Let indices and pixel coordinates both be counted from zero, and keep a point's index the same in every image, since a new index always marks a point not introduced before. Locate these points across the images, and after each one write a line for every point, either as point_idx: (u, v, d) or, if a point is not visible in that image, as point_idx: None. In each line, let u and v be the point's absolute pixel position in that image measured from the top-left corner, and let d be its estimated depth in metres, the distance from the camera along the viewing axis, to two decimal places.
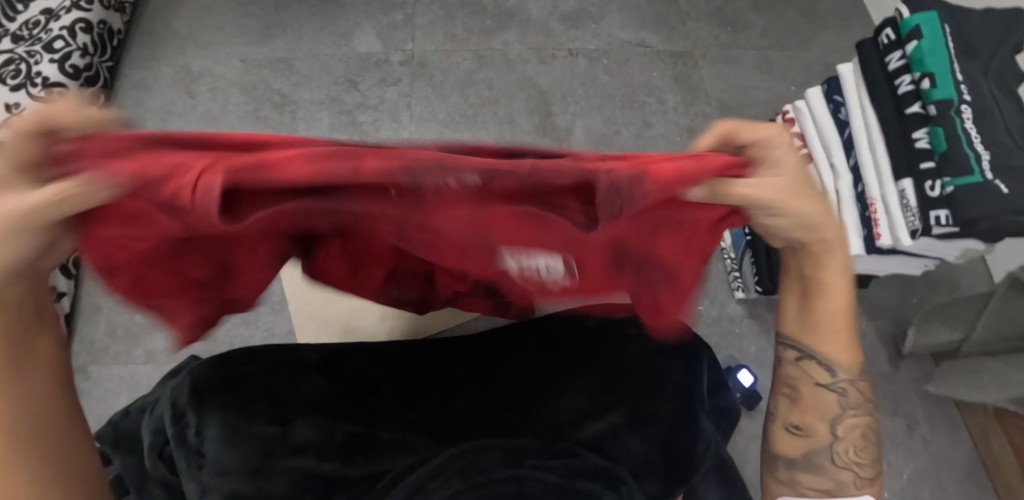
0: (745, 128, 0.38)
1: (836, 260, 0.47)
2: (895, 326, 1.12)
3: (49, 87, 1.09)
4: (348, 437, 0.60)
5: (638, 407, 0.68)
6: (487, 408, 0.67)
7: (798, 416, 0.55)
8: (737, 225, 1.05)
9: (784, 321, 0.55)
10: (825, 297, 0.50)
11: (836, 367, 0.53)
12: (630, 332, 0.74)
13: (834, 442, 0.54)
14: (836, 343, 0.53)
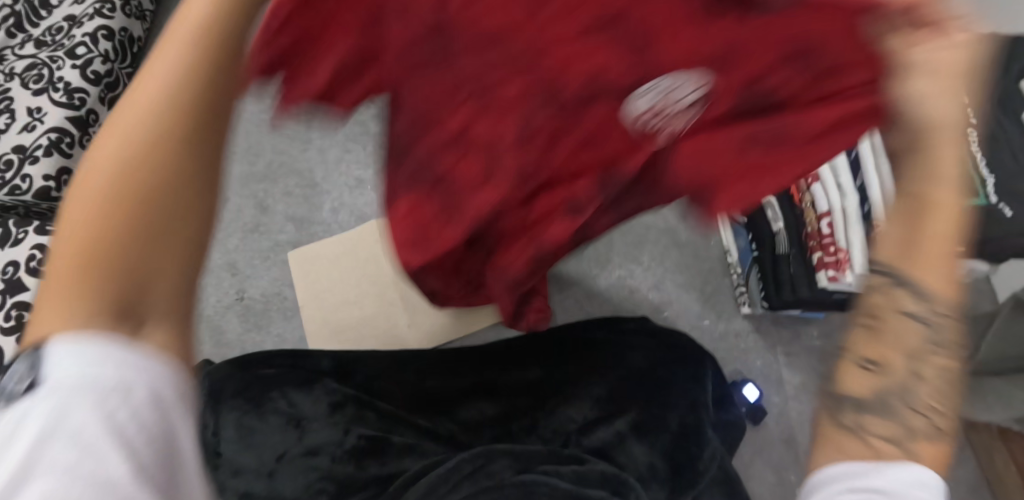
0: (932, 45, 0.33)
1: (955, 152, 0.36)
2: None
3: (70, 92, 1.11)
4: (367, 438, 0.71)
5: (641, 415, 0.78)
6: (496, 413, 0.82)
7: (866, 347, 0.42)
8: (744, 241, 1.06)
9: (879, 243, 0.41)
10: (942, 183, 0.36)
11: (929, 295, 0.39)
12: (632, 350, 0.87)
13: (914, 385, 0.41)
14: (943, 268, 0.38)
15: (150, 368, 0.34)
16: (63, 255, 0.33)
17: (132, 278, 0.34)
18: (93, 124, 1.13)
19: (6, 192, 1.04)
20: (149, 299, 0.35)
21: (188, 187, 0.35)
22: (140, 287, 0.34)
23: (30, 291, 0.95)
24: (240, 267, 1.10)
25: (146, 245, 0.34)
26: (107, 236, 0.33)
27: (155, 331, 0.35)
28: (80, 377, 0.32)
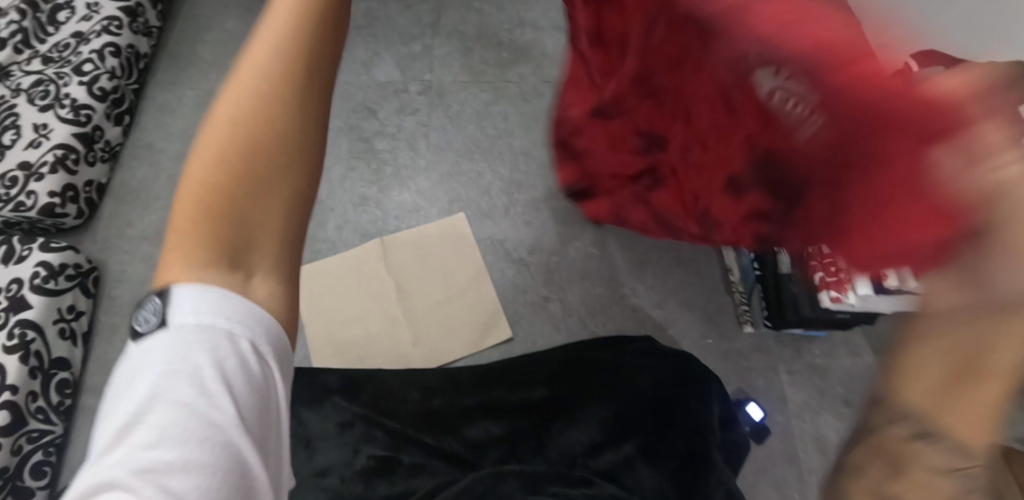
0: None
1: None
2: None
3: (77, 108, 1.11)
4: (369, 462, 0.74)
5: (648, 441, 0.78)
6: (502, 433, 0.82)
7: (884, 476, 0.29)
8: (746, 260, 1.06)
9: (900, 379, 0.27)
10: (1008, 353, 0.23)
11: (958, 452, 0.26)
12: (642, 369, 0.85)
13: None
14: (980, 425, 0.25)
15: (251, 304, 0.41)
16: (188, 199, 0.40)
17: (244, 224, 0.41)
18: (98, 140, 1.14)
19: (12, 209, 1.05)
20: (255, 246, 0.42)
21: (297, 125, 0.42)
22: (247, 236, 0.41)
23: (34, 308, 0.96)
24: None
25: (256, 198, 0.41)
26: (227, 187, 0.40)
27: (260, 280, 0.42)
28: (199, 315, 0.39)
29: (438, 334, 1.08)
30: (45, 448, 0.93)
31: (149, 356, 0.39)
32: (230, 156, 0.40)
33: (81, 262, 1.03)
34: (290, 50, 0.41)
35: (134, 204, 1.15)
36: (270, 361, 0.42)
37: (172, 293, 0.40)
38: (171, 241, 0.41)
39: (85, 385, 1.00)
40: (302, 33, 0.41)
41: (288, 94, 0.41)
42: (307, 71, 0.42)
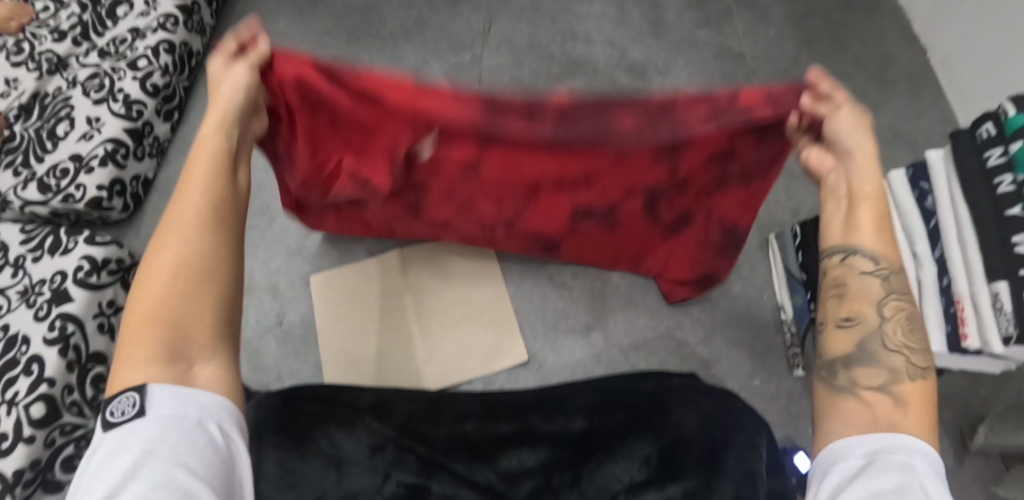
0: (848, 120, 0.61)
1: (870, 212, 0.59)
2: (961, 419, 1.06)
3: (129, 103, 1.11)
4: (388, 460, 0.80)
5: (667, 455, 0.81)
6: (534, 464, 0.83)
7: (847, 309, 0.59)
8: (802, 299, 1.02)
9: (830, 235, 0.62)
10: (858, 212, 0.60)
11: (877, 259, 0.59)
12: (680, 403, 0.86)
13: (890, 274, 0.59)
14: (877, 243, 0.59)
15: (200, 386, 0.49)
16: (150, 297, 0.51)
17: (179, 322, 0.50)
18: (148, 135, 1.14)
19: (59, 200, 1.05)
20: (197, 344, 0.50)
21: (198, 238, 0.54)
22: (184, 320, 0.50)
23: (75, 302, 0.95)
24: (281, 290, 1.08)
25: (191, 298, 0.51)
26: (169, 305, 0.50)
27: (201, 368, 0.50)
28: (172, 406, 0.46)
29: (438, 372, 1.04)
30: (77, 442, 0.92)
31: (128, 443, 0.45)
32: (154, 323, 0.49)
33: (124, 257, 1.02)
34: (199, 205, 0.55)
35: None
36: (232, 433, 0.48)
37: (146, 389, 0.47)
38: (122, 340, 0.49)
39: None
40: (195, 216, 0.55)
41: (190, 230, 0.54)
42: (198, 246, 0.53)
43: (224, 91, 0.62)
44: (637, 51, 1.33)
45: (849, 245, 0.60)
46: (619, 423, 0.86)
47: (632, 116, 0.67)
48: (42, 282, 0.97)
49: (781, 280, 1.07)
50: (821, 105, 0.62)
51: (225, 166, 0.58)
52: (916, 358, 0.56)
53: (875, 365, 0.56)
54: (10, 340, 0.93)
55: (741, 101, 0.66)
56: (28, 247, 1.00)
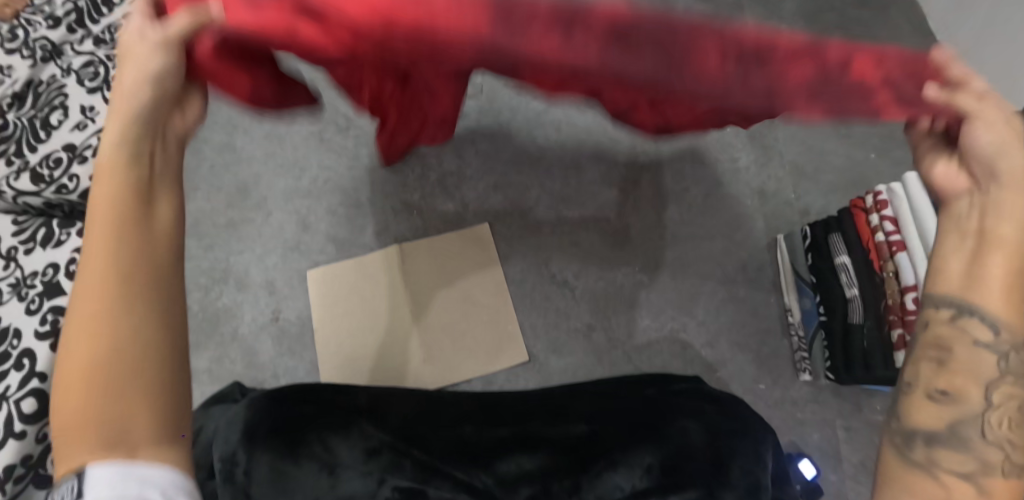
0: (991, 127, 0.50)
1: (1011, 264, 0.47)
2: None
3: None
4: (386, 463, 0.77)
5: (673, 467, 0.79)
6: (533, 470, 0.82)
7: (944, 381, 0.48)
8: (811, 303, 1.01)
9: (942, 281, 0.50)
10: (994, 264, 0.47)
11: (1001, 328, 0.47)
12: (681, 413, 0.85)
13: (1010, 350, 0.48)
14: (1005, 302, 0.47)
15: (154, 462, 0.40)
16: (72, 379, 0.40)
17: (114, 405, 0.40)
18: None
19: (53, 191, 1.03)
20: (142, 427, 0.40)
21: (123, 298, 0.42)
22: (122, 393, 0.40)
23: (68, 295, 0.94)
24: (277, 286, 1.05)
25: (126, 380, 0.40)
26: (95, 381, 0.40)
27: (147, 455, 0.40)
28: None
29: (438, 372, 1.02)
30: None
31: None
32: (79, 409, 0.40)
33: None
34: (115, 266, 0.43)
35: None
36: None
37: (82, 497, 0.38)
38: (59, 427, 0.41)
39: None
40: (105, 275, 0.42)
41: (107, 289, 0.42)
42: (117, 303, 0.41)
43: (145, 68, 0.49)
44: None
45: (969, 297, 0.49)
46: (619, 430, 0.84)
47: (717, 57, 0.54)
48: (33, 275, 0.95)
49: (787, 285, 1.06)
50: (961, 94, 0.52)
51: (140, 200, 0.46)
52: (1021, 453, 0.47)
53: (965, 455, 0.47)
54: (0, 334, 0.90)
55: (874, 97, 0.56)
56: (21, 238, 0.98)
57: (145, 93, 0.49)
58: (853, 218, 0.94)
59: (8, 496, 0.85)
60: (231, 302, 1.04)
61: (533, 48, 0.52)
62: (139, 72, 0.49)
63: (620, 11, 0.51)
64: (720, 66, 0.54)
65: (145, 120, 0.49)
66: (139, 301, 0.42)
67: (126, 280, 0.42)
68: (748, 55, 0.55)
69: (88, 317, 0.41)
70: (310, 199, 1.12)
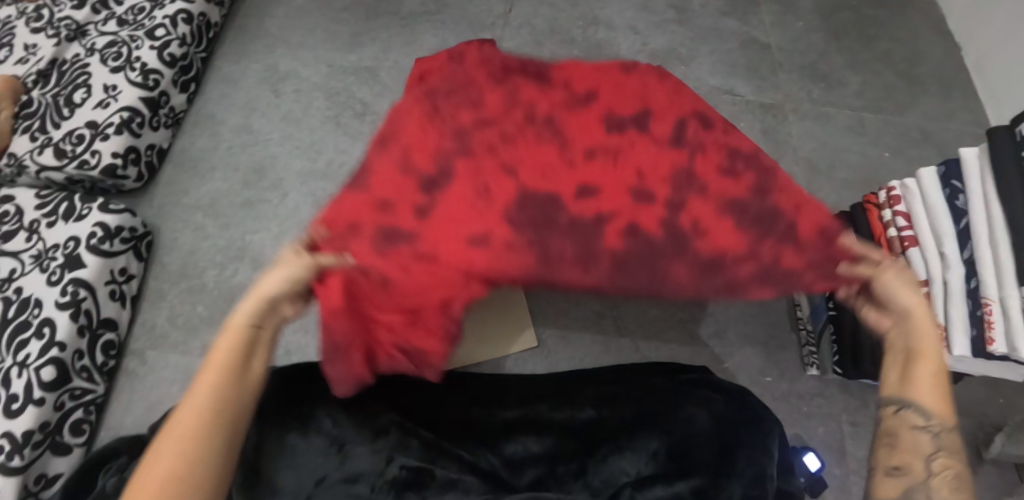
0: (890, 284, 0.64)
1: (930, 370, 0.60)
2: (977, 427, 1.04)
3: (147, 72, 1.10)
4: (393, 443, 0.79)
5: (679, 454, 0.79)
6: (539, 453, 0.83)
7: (895, 456, 0.59)
8: (820, 297, 1.01)
9: (884, 385, 0.62)
10: (920, 369, 0.60)
11: (931, 415, 0.58)
12: (690, 401, 0.85)
13: (942, 430, 0.58)
14: (928, 393, 0.59)
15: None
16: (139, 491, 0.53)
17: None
18: (163, 106, 1.13)
19: (75, 166, 1.05)
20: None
21: (203, 435, 0.56)
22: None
23: (87, 268, 0.95)
24: None
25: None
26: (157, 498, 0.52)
27: None
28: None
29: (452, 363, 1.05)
30: (85, 406, 0.93)
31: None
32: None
33: (137, 226, 1.02)
34: (208, 411, 0.57)
35: (193, 172, 1.14)
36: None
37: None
38: None
39: (129, 349, 1.00)
40: (191, 433, 0.56)
41: (197, 425, 0.56)
42: (191, 475, 0.55)
43: (266, 291, 0.63)
44: (660, 38, 1.30)
45: (902, 395, 0.60)
46: (627, 416, 0.85)
47: (686, 271, 0.67)
48: (55, 248, 0.97)
49: None
50: (861, 264, 0.66)
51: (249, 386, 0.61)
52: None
53: None
54: (24, 303, 0.93)
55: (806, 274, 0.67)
56: (43, 211, 1.00)
57: (268, 293, 0.63)
58: (865, 214, 0.93)
59: (24, 462, 0.85)
60: (245, 280, 1.05)
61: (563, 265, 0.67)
62: (268, 285, 0.64)
63: (623, 246, 0.68)
64: (687, 274, 0.67)
65: (259, 315, 0.63)
66: (216, 442, 0.57)
67: (208, 429, 0.56)
68: (705, 264, 0.67)
69: (174, 448, 0.55)
70: (325, 181, 1.13)
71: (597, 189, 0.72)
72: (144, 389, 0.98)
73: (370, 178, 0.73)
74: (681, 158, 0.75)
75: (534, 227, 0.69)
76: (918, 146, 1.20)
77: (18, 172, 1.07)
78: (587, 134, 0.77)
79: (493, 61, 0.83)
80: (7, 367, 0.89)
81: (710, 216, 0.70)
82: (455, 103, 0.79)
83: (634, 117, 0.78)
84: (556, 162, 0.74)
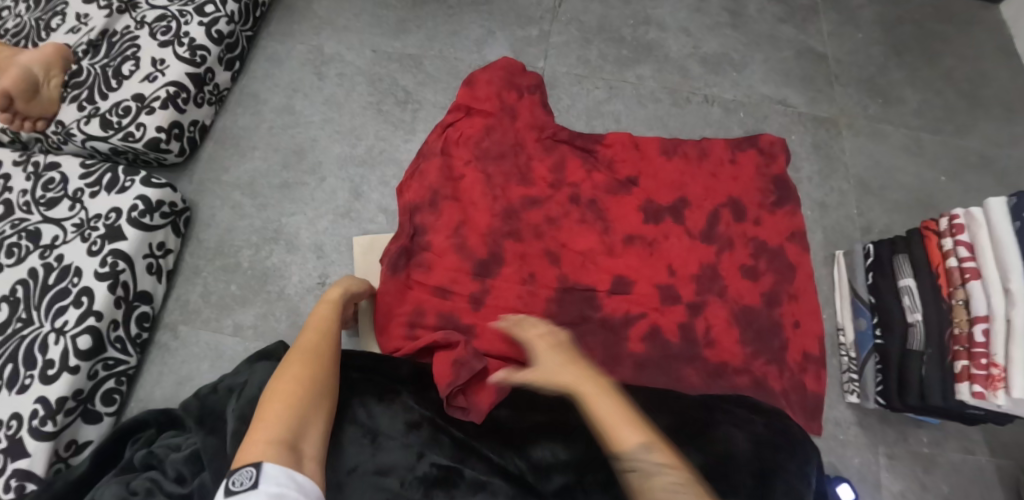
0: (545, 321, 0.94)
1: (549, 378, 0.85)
2: (1017, 467, 1.02)
3: (194, 48, 1.10)
4: (424, 437, 0.82)
5: (715, 467, 0.83)
6: (568, 458, 0.82)
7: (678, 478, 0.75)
8: (866, 324, 1.03)
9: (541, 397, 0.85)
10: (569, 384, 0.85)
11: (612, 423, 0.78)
12: (728, 424, 0.88)
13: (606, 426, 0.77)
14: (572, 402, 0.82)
15: (309, 470, 0.65)
16: (269, 418, 0.68)
17: (297, 429, 0.68)
18: (208, 82, 1.13)
19: (120, 137, 1.05)
20: (305, 448, 0.68)
21: (310, 377, 0.74)
22: (299, 432, 0.68)
23: (128, 240, 0.96)
24: (326, 251, 1.07)
25: (303, 418, 0.70)
26: (282, 418, 0.69)
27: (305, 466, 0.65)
28: (279, 484, 0.60)
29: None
30: (117, 376, 0.95)
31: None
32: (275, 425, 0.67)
33: (176, 201, 1.02)
34: (309, 363, 0.76)
35: (233, 150, 1.14)
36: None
37: (262, 466, 0.61)
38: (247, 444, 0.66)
39: (163, 322, 1.01)
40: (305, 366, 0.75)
41: (304, 369, 0.75)
42: (301, 399, 0.71)
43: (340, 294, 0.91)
44: (712, 41, 1.26)
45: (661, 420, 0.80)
46: (665, 430, 0.87)
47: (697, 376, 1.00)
48: (97, 218, 0.98)
49: (842, 302, 1.09)
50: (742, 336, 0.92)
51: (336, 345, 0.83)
52: (671, 458, 0.68)
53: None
54: (64, 271, 0.94)
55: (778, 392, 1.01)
56: (87, 181, 1.01)
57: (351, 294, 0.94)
58: (923, 239, 0.96)
59: (55, 428, 0.86)
60: (281, 262, 1.05)
61: (606, 359, 1.00)
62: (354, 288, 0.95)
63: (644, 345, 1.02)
64: (700, 380, 1.00)
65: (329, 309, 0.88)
66: (315, 383, 0.74)
67: (313, 373, 0.75)
68: (714, 373, 1.01)
69: (284, 388, 0.72)
70: (364, 167, 1.13)
71: (631, 284, 1.05)
72: (177, 363, 0.99)
73: (430, 258, 1.03)
74: (710, 256, 1.08)
75: (576, 324, 1.02)
76: (978, 171, 1.16)
77: (64, 139, 1.07)
78: (626, 219, 1.09)
79: (546, 128, 1.14)
80: (44, 332, 0.91)
81: (721, 323, 1.04)
82: (503, 170, 1.10)
83: (670, 205, 1.10)
84: (599, 249, 1.07)
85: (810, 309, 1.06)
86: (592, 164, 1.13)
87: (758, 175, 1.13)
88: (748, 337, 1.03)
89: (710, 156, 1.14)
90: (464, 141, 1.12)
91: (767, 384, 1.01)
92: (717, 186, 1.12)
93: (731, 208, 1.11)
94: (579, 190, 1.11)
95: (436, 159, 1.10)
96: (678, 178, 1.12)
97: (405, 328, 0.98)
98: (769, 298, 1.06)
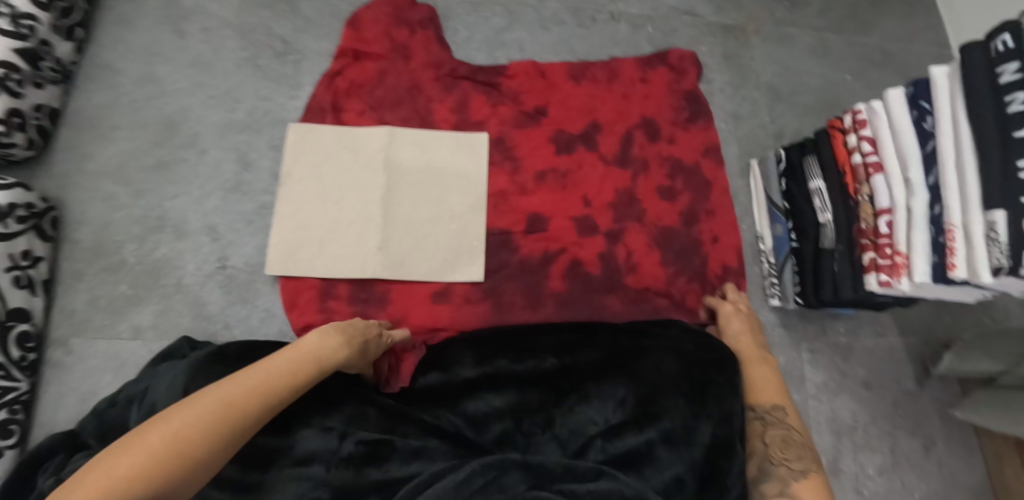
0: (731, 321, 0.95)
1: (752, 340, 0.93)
2: (924, 344, 1.10)
3: (18, 18, 0.89)
4: (349, 412, 0.77)
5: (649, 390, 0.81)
6: (502, 407, 0.82)
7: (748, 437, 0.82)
8: (783, 229, 1.04)
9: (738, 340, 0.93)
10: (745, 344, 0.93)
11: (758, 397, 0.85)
12: (655, 350, 0.87)
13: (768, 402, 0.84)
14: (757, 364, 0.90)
15: None
16: (167, 439, 0.53)
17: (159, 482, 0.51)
18: (46, 58, 0.95)
19: None
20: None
21: (239, 414, 0.59)
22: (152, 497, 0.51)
23: None
24: (221, 232, 0.97)
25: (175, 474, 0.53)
26: (178, 451, 0.53)
27: None
28: None
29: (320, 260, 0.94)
30: (10, 406, 0.83)
31: None
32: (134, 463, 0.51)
33: (34, 202, 0.89)
34: (253, 394, 0.61)
35: (94, 133, 0.99)
36: None
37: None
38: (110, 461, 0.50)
39: (50, 338, 0.90)
40: (239, 401, 0.60)
41: (241, 406, 0.59)
42: (210, 436, 0.56)
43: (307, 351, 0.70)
44: None
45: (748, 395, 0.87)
46: (596, 365, 0.87)
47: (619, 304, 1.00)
48: None
49: (760, 210, 1.10)
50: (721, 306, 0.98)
51: (274, 391, 0.63)
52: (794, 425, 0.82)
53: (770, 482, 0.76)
54: None
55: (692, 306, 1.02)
56: None
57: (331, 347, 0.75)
58: (829, 139, 0.96)
59: None
60: (173, 252, 0.95)
61: (528, 300, 0.98)
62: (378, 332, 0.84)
63: (564, 284, 1.00)
64: (621, 307, 1.00)
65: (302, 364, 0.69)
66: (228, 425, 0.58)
67: (243, 408, 0.60)
68: (637, 299, 1.01)
69: (200, 413, 0.56)
70: (249, 133, 1.02)
71: (545, 221, 1.02)
72: (77, 378, 0.89)
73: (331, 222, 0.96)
74: (626, 181, 1.05)
75: (493, 271, 0.99)
76: (880, 67, 1.17)
77: None
78: (537, 154, 1.04)
79: (443, 64, 1.06)
80: None
81: (640, 248, 1.03)
82: (403, 118, 1.02)
83: (581, 133, 1.06)
84: (510, 190, 1.02)
85: (728, 222, 1.06)
86: (498, 95, 1.06)
87: (669, 92, 1.10)
88: (668, 258, 1.03)
89: (620, 77, 1.09)
90: (354, 92, 1.03)
91: (684, 304, 1.02)
92: (632, 109, 1.08)
93: (643, 128, 1.08)
94: (488, 128, 1.04)
95: (328, 117, 1.01)
96: (584, 102, 1.07)
97: (318, 303, 0.94)
98: (687, 218, 1.05)
